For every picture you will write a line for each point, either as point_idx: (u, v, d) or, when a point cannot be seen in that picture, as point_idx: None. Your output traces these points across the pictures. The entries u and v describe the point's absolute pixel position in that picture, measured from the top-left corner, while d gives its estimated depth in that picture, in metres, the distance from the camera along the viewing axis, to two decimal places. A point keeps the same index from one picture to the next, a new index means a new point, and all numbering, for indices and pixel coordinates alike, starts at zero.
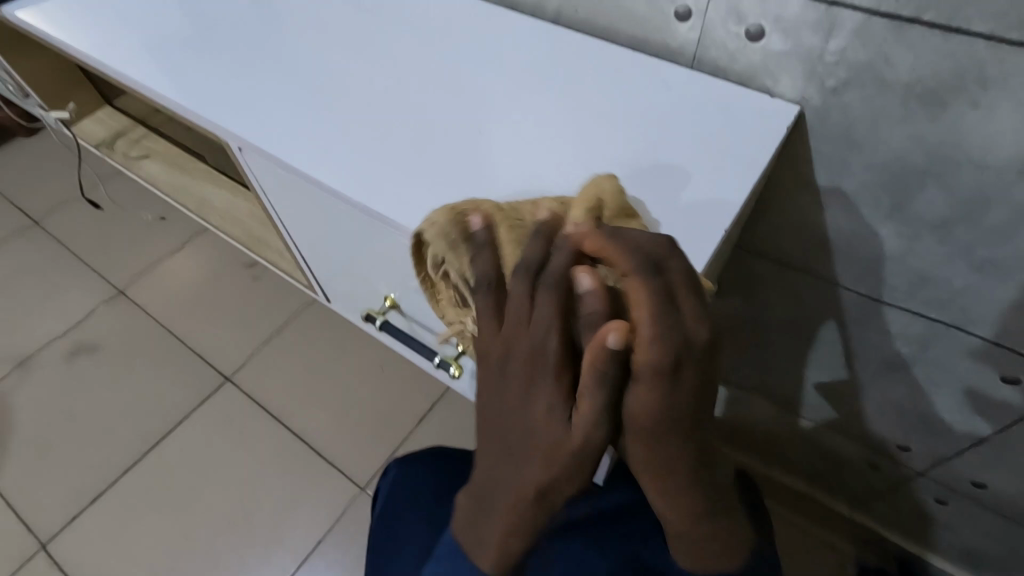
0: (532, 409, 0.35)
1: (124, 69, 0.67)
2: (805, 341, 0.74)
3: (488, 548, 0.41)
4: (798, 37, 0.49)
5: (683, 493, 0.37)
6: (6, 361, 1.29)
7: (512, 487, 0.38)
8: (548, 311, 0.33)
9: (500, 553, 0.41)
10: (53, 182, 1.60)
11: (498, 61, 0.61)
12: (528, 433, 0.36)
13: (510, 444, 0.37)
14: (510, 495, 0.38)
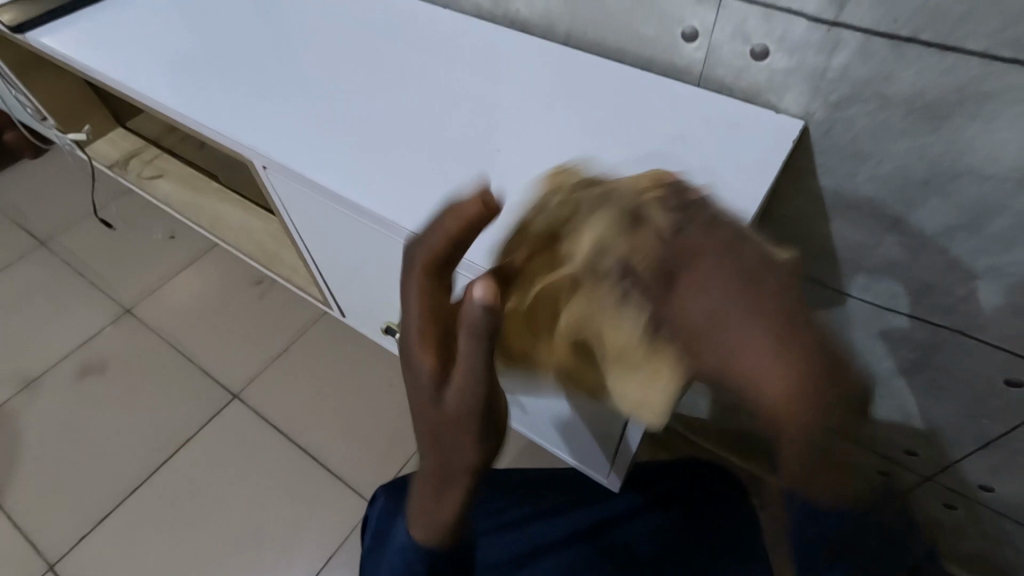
0: (417, 384, 0.39)
1: (148, 91, 0.69)
2: None
3: (420, 528, 0.43)
4: (802, 56, 0.51)
5: (774, 364, 0.31)
6: (14, 381, 1.30)
7: (425, 465, 0.41)
8: (416, 297, 0.40)
9: (430, 530, 0.42)
10: (61, 201, 1.62)
11: (513, 81, 0.63)
12: (420, 410, 0.40)
13: (416, 425, 0.41)
14: (424, 473, 0.41)
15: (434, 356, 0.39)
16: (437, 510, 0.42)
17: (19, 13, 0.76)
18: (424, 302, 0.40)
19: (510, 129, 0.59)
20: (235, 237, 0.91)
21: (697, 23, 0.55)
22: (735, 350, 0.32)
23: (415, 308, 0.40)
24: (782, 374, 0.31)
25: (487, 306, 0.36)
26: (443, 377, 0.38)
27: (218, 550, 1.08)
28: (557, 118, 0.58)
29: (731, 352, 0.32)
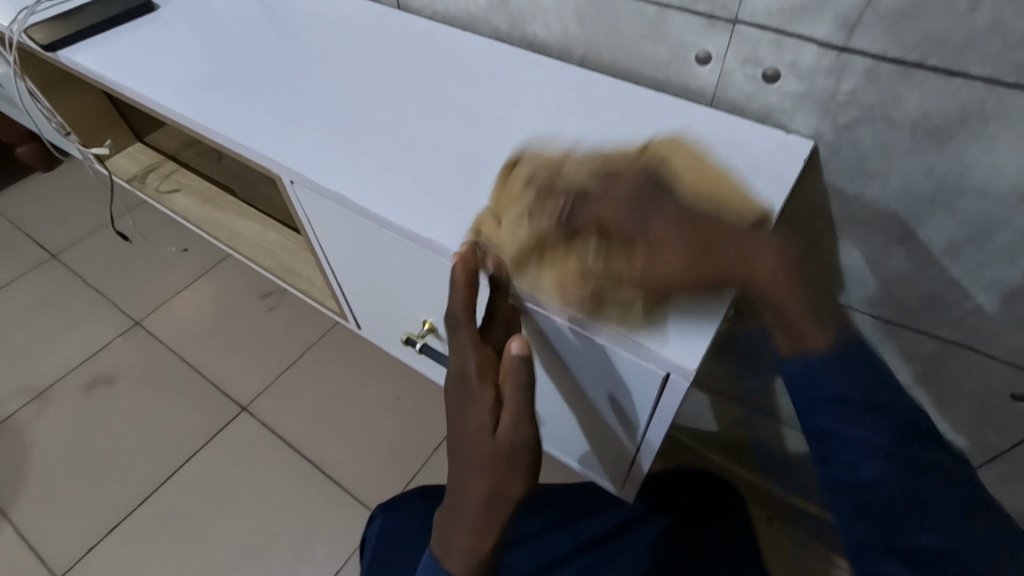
0: (476, 415, 0.48)
1: (175, 107, 0.71)
2: None
3: (455, 553, 0.49)
4: (812, 79, 0.53)
5: (750, 248, 0.44)
6: (24, 393, 1.30)
7: (472, 494, 0.48)
8: (467, 345, 0.50)
9: (468, 555, 0.48)
10: (73, 215, 1.63)
11: (531, 100, 0.65)
12: (474, 442, 0.48)
13: (466, 457, 0.49)
14: (471, 501, 0.48)
15: (490, 389, 0.48)
16: (481, 534, 0.48)
17: (50, 32, 0.79)
18: (478, 349, 0.50)
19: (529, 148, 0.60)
20: (252, 250, 0.92)
21: (710, 47, 0.57)
22: (724, 259, 0.44)
23: (468, 353, 0.50)
24: (762, 256, 0.44)
25: (521, 356, 0.46)
26: (495, 414, 0.48)
27: (225, 562, 1.08)
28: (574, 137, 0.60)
29: (717, 263, 0.44)
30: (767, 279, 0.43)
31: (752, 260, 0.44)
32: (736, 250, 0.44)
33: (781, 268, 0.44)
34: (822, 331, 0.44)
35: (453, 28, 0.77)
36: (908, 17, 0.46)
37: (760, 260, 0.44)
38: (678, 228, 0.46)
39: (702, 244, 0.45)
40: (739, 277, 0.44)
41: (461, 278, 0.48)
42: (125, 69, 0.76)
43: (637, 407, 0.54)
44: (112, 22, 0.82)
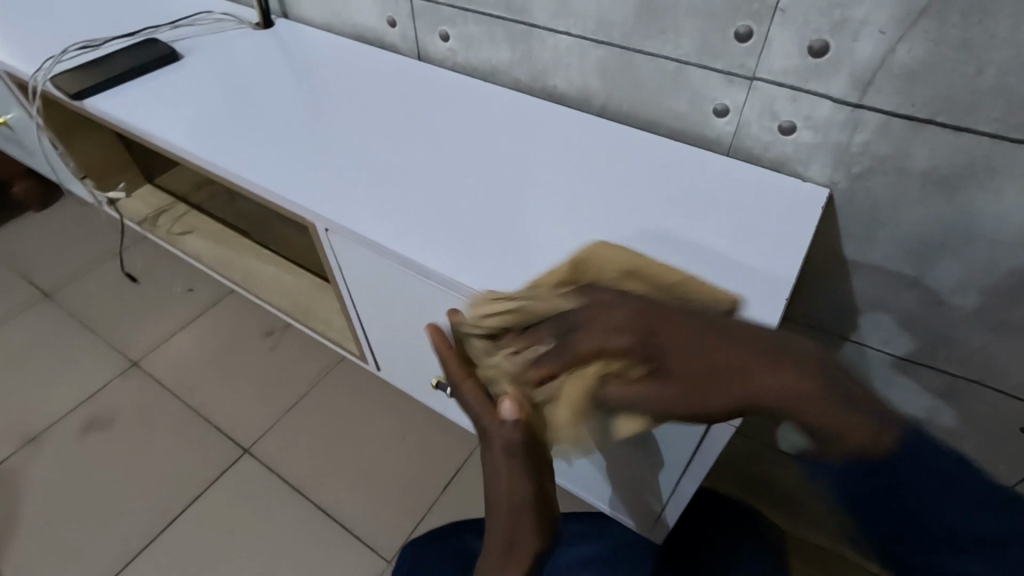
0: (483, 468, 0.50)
1: (203, 153, 0.72)
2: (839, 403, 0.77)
3: None
4: (826, 132, 0.57)
5: (760, 369, 0.40)
6: (14, 439, 1.26)
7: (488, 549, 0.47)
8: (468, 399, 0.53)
9: None
10: (70, 254, 1.61)
11: (555, 148, 0.68)
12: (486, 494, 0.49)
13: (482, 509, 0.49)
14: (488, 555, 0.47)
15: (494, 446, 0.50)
16: None
17: (75, 79, 0.80)
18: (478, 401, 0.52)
19: (557, 197, 0.62)
20: (265, 292, 0.93)
21: (728, 101, 0.61)
22: (719, 381, 0.40)
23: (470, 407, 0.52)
24: (782, 381, 0.39)
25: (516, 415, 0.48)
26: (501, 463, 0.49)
27: None
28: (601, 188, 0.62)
29: (717, 390, 0.41)
30: (784, 390, 0.39)
31: (776, 393, 0.39)
32: (740, 370, 0.40)
33: (787, 376, 0.39)
34: (865, 421, 0.36)
35: (473, 78, 0.80)
36: (918, 79, 0.50)
37: (771, 384, 0.39)
38: (676, 377, 0.42)
39: (688, 370, 0.41)
40: (738, 384, 0.40)
41: (472, 333, 0.55)
42: (149, 116, 0.77)
43: (675, 448, 0.55)
44: (137, 71, 0.83)
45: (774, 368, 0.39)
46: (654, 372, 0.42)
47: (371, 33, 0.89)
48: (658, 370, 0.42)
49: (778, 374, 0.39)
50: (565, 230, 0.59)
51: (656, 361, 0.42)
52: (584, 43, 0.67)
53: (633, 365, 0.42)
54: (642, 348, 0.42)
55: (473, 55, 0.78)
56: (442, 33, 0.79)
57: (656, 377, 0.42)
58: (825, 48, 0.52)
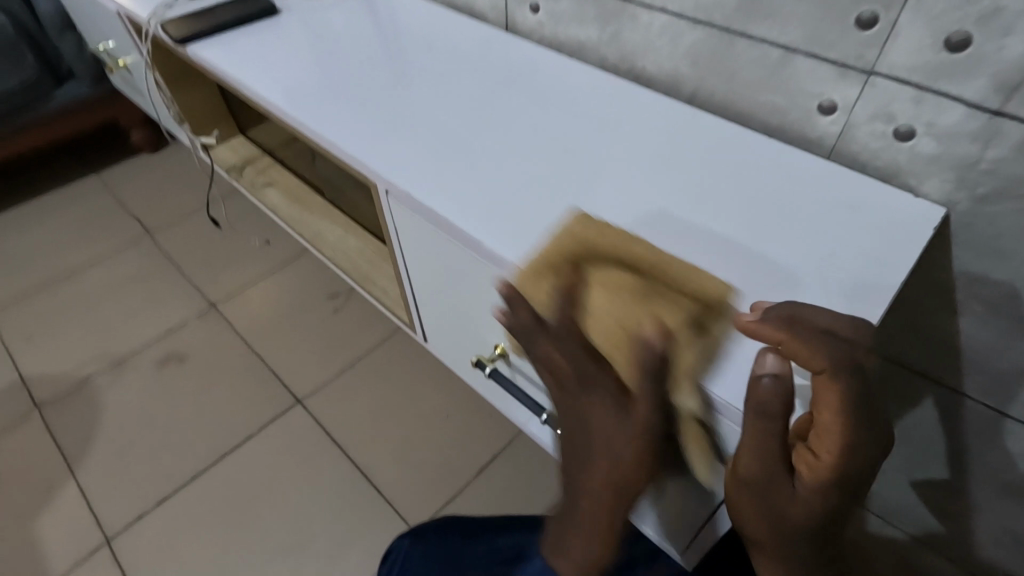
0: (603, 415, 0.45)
1: (284, 106, 0.74)
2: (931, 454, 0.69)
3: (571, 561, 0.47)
4: (952, 143, 0.49)
5: (747, 450, 0.38)
6: (104, 358, 1.38)
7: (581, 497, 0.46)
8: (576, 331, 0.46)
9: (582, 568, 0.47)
10: (172, 198, 1.74)
11: (634, 133, 0.63)
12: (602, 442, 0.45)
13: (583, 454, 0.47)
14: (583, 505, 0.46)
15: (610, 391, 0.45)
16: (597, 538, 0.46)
17: (183, 26, 0.85)
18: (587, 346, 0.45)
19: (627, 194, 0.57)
20: (331, 252, 0.95)
21: (837, 97, 0.54)
22: (836, 401, 0.36)
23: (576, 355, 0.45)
24: (840, 451, 0.36)
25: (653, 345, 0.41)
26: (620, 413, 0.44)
27: (261, 553, 1.08)
28: (671, 181, 0.57)
29: (825, 391, 0.37)
30: (810, 466, 0.38)
31: (829, 454, 0.37)
32: (843, 402, 0.36)
33: (830, 415, 0.37)
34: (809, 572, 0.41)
35: (559, 54, 0.77)
36: None
37: (835, 433, 0.36)
38: (834, 388, 0.36)
39: (797, 348, 0.37)
40: (757, 429, 0.37)
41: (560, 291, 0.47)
42: (243, 67, 0.80)
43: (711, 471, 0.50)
44: (238, 23, 0.87)
45: (840, 422, 0.36)
46: (820, 363, 0.37)
47: (462, 4, 0.88)
48: (773, 388, 0.36)
49: (859, 431, 0.36)
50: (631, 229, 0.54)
51: (789, 351, 0.38)
52: (680, 23, 0.62)
53: (772, 329, 0.39)
54: (764, 320, 0.39)
55: (561, 31, 0.75)
56: (532, 5, 0.77)
57: (779, 334, 0.38)
58: (966, 42, 0.45)
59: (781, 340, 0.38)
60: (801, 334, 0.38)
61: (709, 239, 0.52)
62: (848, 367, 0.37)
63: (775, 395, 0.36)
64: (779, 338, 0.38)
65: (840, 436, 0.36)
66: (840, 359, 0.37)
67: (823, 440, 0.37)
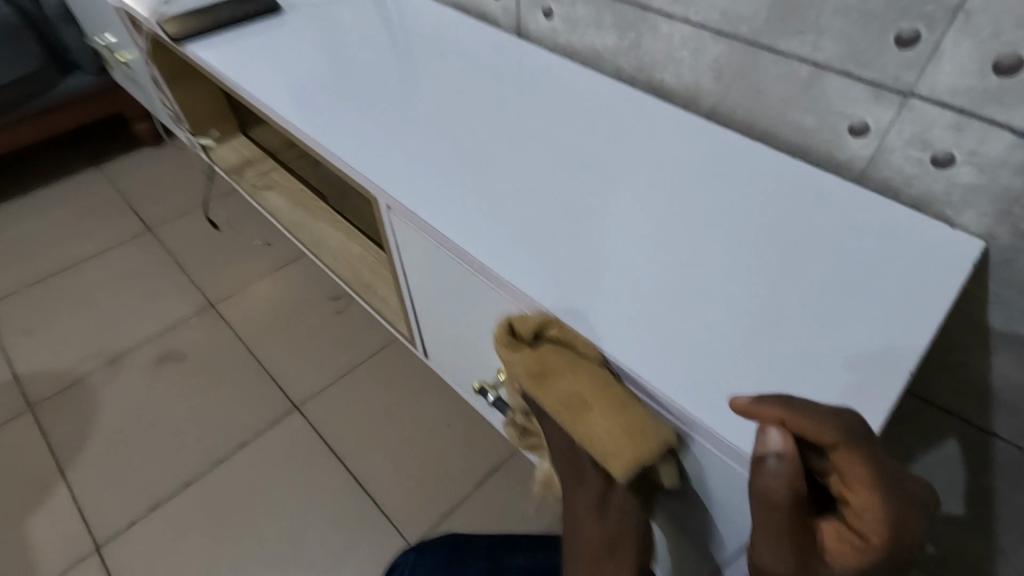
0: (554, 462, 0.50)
1: (282, 111, 0.70)
2: (956, 495, 0.65)
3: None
4: (995, 174, 0.45)
5: (768, 540, 0.36)
6: (100, 357, 1.36)
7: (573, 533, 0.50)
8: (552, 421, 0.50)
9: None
10: (173, 194, 1.71)
11: (651, 149, 0.60)
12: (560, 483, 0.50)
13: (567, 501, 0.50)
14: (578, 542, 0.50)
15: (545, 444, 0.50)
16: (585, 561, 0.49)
17: (183, 24, 0.82)
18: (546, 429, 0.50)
19: (639, 218, 0.54)
20: (332, 261, 0.92)
21: (870, 120, 0.50)
22: (865, 474, 0.34)
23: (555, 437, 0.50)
24: (883, 520, 0.34)
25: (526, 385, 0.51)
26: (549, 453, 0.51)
27: (254, 565, 1.05)
28: (687, 206, 0.54)
29: (847, 464, 0.35)
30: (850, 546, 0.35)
31: (873, 525, 0.34)
32: (867, 471, 0.34)
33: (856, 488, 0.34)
34: None
35: (573, 63, 0.74)
36: None
37: (873, 508, 0.34)
38: (853, 459, 0.34)
39: (800, 422, 0.35)
40: (776, 516, 0.35)
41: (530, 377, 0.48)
42: (244, 69, 0.77)
43: (738, 522, 0.45)
44: (241, 22, 0.84)
45: (872, 493, 0.34)
46: (830, 437, 0.34)
47: (473, 7, 0.85)
48: (777, 473, 0.35)
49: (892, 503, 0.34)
50: (647, 257, 0.50)
51: (796, 429, 0.35)
52: (704, 36, 0.58)
53: (769, 406, 0.36)
54: (759, 399, 0.37)
55: (576, 38, 0.72)
56: (546, 11, 0.73)
57: (780, 411, 0.35)
58: (1018, 67, 0.41)
59: (783, 418, 0.35)
60: (808, 412, 0.35)
61: (728, 268, 0.48)
62: (859, 434, 0.35)
63: (783, 483, 0.35)
64: (781, 415, 0.35)
65: (873, 510, 0.34)
66: (848, 429, 0.35)
67: (859, 515, 0.35)
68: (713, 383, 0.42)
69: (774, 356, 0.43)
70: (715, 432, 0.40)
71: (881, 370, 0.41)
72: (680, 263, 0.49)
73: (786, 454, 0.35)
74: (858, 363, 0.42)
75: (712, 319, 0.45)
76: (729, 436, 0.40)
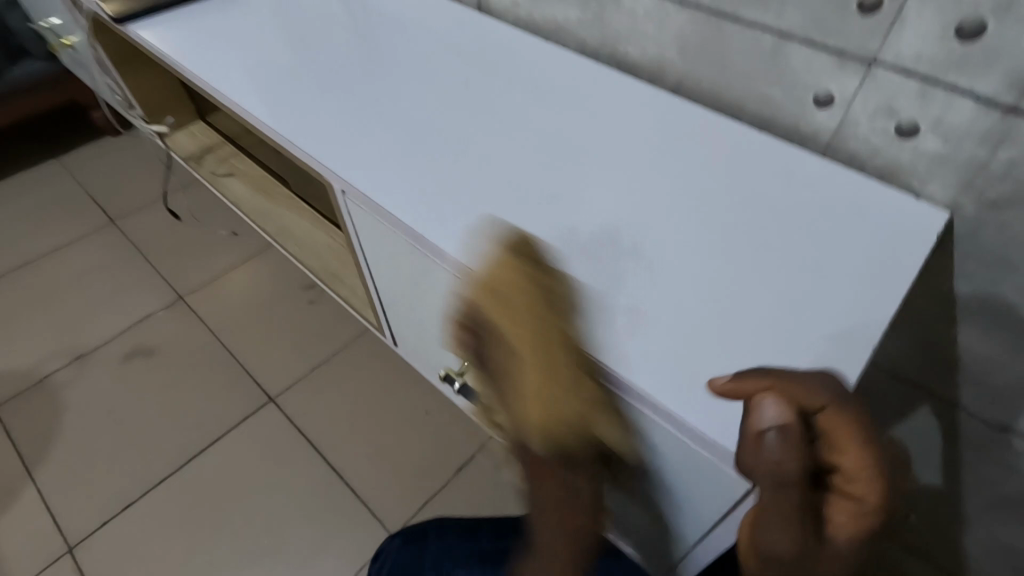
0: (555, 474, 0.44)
1: (233, 94, 0.67)
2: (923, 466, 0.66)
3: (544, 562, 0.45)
4: (958, 143, 0.45)
5: (776, 521, 0.33)
6: (64, 355, 1.32)
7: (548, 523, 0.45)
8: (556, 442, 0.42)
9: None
10: (136, 184, 1.66)
11: (615, 126, 0.59)
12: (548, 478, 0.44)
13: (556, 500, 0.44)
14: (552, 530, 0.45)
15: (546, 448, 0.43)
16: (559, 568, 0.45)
17: (126, 4, 0.78)
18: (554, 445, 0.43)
19: (604, 199, 0.52)
20: (297, 249, 0.89)
21: (835, 88, 0.49)
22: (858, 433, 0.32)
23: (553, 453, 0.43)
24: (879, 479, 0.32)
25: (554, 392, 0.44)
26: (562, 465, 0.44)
27: (232, 559, 1.04)
28: (652, 183, 0.53)
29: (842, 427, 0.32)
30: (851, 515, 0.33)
31: (871, 484, 0.32)
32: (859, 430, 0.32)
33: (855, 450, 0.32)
34: None
35: (536, 37, 0.71)
36: None
37: (869, 467, 0.32)
38: (847, 420, 0.32)
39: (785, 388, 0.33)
40: (785, 493, 0.32)
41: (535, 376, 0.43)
42: (192, 50, 0.74)
43: (704, 506, 0.44)
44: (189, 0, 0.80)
45: (865, 454, 0.32)
46: (823, 400, 0.32)
47: None
48: (784, 448, 0.32)
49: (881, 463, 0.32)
50: (611, 240, 0.49)
51: (789, 397, 0.33)
52: (666, 6, 0.56)
53: (755, 379, 0.34)
54: (743, 375, 0.35)
55: (538, 11, 0.69)
56: None
57: (769, 381, 0.33)
58: (981, 32, 0.40)
59: (773, 387, 0.33)
60: (798, 380, 0.33)
61: (693, 251, 0.47)
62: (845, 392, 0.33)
63: (793, 457, 0.32)
64: (771, 386, 0.33)
65: (870, 468, 0.32)
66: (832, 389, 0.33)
67: (855, 479, 0.32)
68: (675, 365, 0.41)
69: (738, 336, 0.42)
70: (680, 417, 0.39)
71: (843, 349, 0.40)
72: (645, 245, 0.48)
73: (788, 425, 0.32)
74: (823, 343, 0.41)
75: (675, 302, 0.45)
76: (694, 422, 0.39)
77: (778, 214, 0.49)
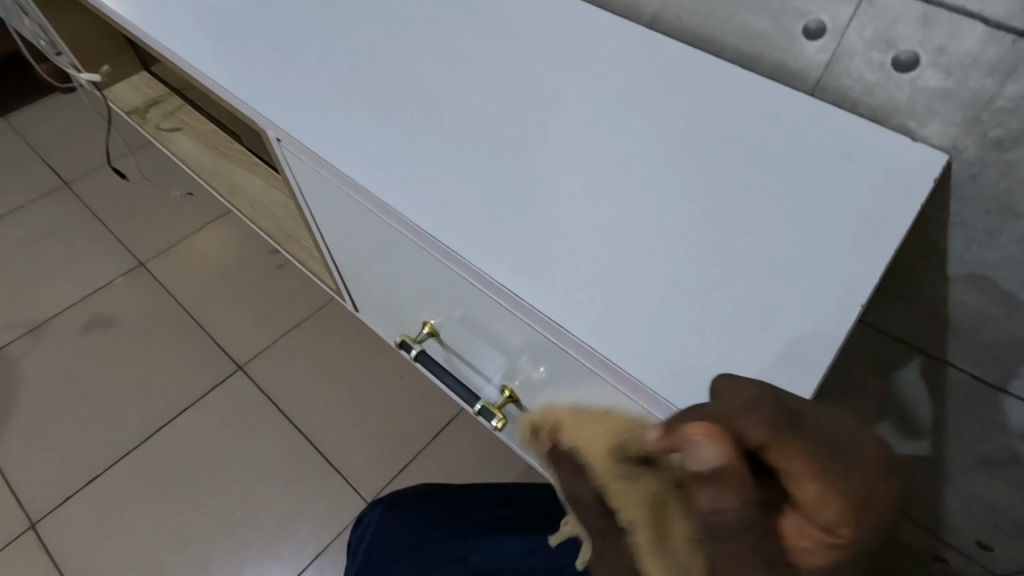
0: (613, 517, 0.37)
1: (163, 37, 0.61)
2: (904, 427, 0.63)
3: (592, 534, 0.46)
4: (963, 75, 0.40)
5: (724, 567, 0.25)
6: (18, 326, 1.26)
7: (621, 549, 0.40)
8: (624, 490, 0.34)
9: None
10: (87, 144, 1.56)
11: (584, 66, 0.53)
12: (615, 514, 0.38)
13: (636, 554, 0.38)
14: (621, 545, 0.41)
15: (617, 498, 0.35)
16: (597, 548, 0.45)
17: None
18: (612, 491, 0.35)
19: (569, 148, 0.47)
20: (249, 209, 0.83)
21: (827, 17, 0.44)
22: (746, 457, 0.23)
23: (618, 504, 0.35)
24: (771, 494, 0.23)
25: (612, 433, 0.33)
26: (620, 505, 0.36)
27: (202, 530, 1.02)
28: (623, 129, 0.48)
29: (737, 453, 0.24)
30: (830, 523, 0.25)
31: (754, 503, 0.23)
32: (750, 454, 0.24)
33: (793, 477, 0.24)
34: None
35: None
36: None
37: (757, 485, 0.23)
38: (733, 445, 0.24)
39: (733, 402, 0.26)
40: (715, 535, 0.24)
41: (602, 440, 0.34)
42: None
43: None
44: None
45: (827, 484, 0.25)
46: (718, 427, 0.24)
47: None
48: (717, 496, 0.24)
49: (858, 481, 0.25)
50: (576, 194, 0.44)
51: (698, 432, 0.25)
52: None
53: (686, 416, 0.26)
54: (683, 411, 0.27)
55: None
56: None
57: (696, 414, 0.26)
58: None
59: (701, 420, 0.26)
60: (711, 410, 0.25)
61: (663, 205, 0.43)
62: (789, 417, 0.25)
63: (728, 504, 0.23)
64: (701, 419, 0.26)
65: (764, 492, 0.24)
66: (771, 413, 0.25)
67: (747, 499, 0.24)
68: (642, 330, 0.38)
69: (711, 296, 0.39)
70: (644, 384, 0.36)
71: (823, 313, 0.37)
72: (614, 200, 0.44)
73: (726, 469, 0.23)
74: (804, 302, 0.38)
75: (644, 261, 0.41)
76: (664, 393, 0.36)
77: (761, 160, 0.44)
